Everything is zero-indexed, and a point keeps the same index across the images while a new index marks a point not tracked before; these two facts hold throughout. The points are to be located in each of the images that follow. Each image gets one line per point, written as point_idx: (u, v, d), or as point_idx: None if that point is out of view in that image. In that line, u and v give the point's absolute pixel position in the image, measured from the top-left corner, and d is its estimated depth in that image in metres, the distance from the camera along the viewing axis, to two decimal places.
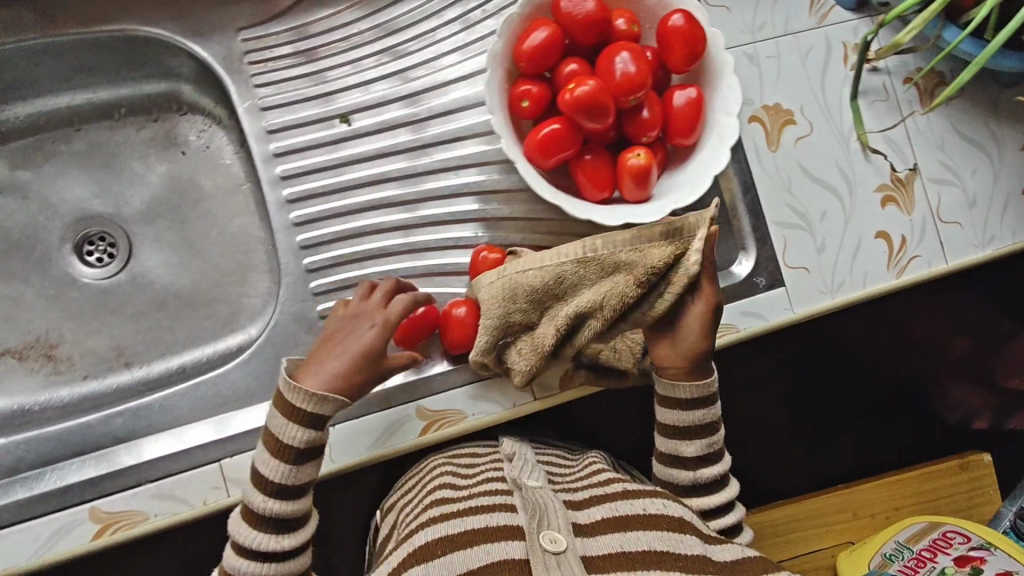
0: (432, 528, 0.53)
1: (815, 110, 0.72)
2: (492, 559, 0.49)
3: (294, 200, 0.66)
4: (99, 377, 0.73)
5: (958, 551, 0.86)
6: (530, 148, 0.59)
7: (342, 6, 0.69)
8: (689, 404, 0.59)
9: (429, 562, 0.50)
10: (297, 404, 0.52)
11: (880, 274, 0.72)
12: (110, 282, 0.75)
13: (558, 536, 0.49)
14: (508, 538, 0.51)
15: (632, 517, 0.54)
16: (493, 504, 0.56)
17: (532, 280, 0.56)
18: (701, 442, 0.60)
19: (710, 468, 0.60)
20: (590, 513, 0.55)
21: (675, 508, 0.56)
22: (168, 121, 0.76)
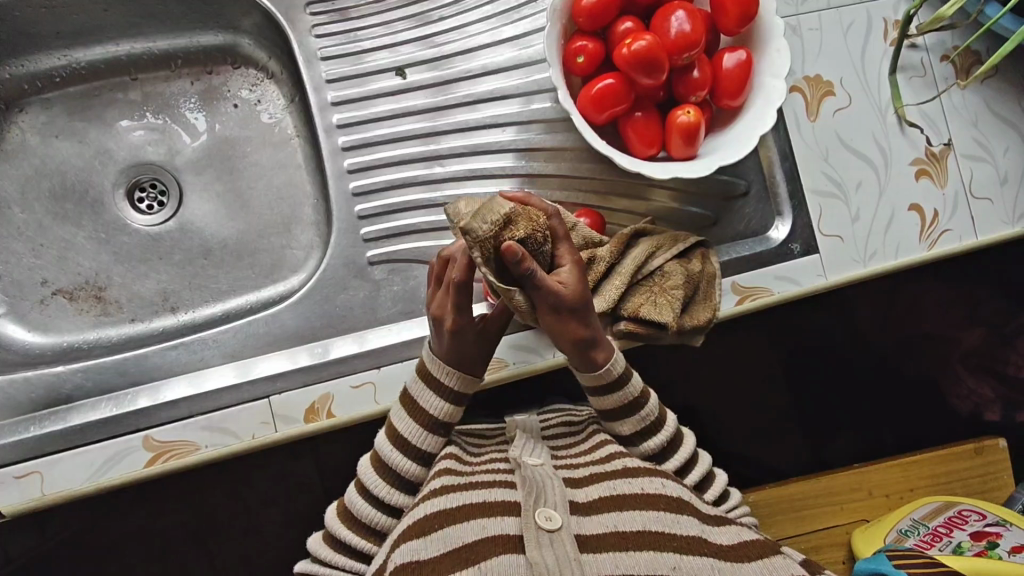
0: (435, 500, 0.54)
1: (853, 83, 0.74)
2: (486, 533, 0.50)
3: (348, 148, 0.69)
4: (145, 320, 0.75)
5: (974, 527, 0.87)
6: (584, 102, 0.61)
7: None
8: (603, 391, 0.59)
9: (426, 537, 0.51)
10: (438, 380, 0.58)
11: (912, 246, 0.73)
12: (159, 228, 0.77)
13: (554, 513, 0.50)
14: (504, 516, 0.51)
15: (627, 497, 0.54)
16: (494, 482, 0.56)
17: None
18: (634, 418, 0.61)
19: (653, 439, 0.61)
20: (588, 491, 0.55)
21: (673, 488, 0.56)
22: (222, 74, 0.78)
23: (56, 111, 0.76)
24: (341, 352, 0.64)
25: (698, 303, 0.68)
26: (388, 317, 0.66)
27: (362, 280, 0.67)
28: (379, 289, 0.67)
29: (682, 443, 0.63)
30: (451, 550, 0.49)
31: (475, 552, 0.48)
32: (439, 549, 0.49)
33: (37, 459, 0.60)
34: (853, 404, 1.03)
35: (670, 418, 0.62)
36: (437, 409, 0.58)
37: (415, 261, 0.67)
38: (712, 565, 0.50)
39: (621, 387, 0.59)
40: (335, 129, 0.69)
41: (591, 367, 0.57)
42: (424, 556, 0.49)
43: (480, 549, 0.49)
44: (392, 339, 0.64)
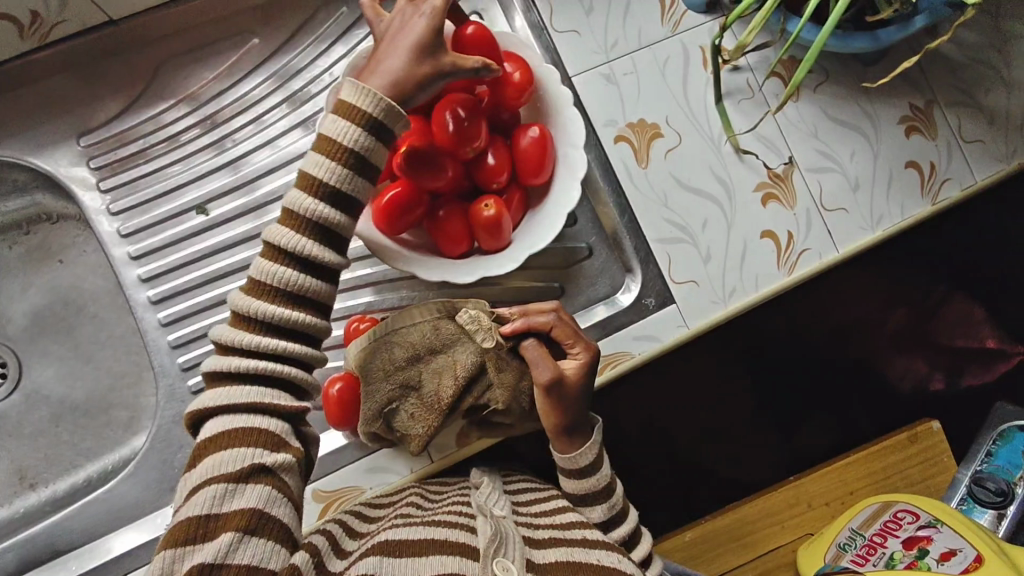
0: (398, 529, 0.48)
1: (680, 120, 0.71)
2: (444, 570, 0.44)
3: (159, 299, 0.64)
4: (4, 503, 0.71)
5: (908, 532, 0.83)
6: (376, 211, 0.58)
7: (197, 81, 0.67)
8: (586, 470, 0.56)
9: (382, 559, 0.45)
10: None
11: (771, 274, 0.70)
12: (4, 404, 0.73)
13: (512, 566, 0.45)
14: (462, 560, 0.45)
15: (584, 564, 0.49)
16: (457, 522, 0.50)
17: (410, 339, 0.55)
18: (603, 507, 0.57)
19: (620, 529, 0.57)
20: (545, 552, 0.50)
21: (629, 566, 0.52)
22: (40, 232, 0.74)
23: None
24: None
25: None
26: None
27: None
28: None
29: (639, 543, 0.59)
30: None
31: None
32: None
33: None
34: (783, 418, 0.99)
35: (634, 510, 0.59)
36: None
37: None
38: None
39: (596, 470, 0.57)
40: (139, 284, 0.64)
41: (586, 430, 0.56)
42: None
43: None
44: None
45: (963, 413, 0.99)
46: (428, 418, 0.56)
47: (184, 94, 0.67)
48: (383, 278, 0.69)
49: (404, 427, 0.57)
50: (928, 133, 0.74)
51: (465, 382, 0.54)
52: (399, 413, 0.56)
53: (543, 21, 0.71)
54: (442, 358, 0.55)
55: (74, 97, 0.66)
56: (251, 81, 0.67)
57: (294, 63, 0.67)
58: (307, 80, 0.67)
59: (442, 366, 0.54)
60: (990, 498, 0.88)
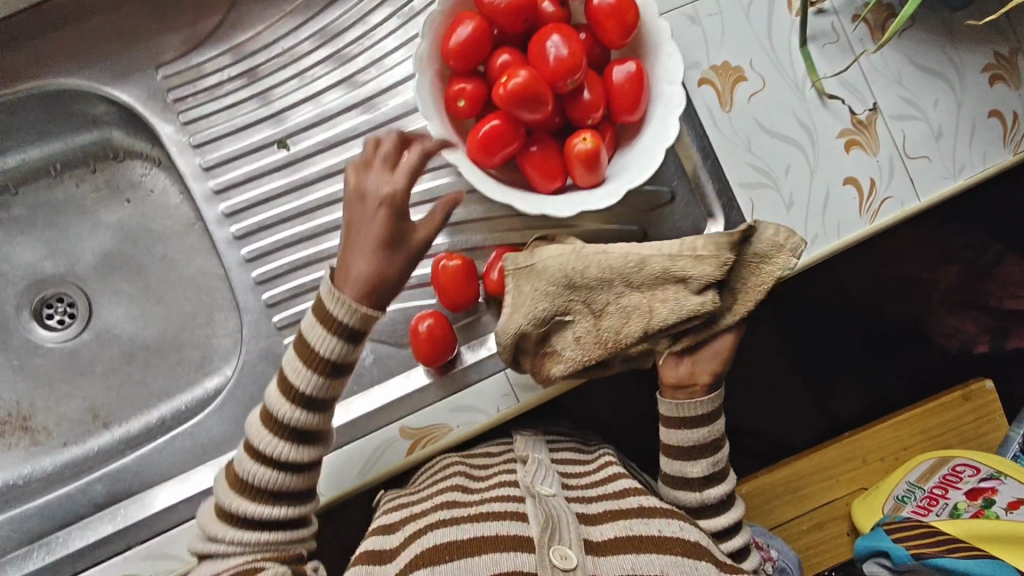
0: (446, 529, 0.50)
1: (764, 63, 0.69)
2: (500, 568, 0.47)
3: (243, 234, 0.64)
4: (79, 441, 0.72)
5: (970, 484, 0.84)
6: (471, 146, 0.57)
7: (262, 26, 0.65)
8: (709, 420, 0.58)
9: (434, 566, 0.47)
10: (278, 420, 0.50)
11: (853, 221, 0.70)
12: (75, 343, 0.73)
13: (569, 553, 0.47)
14: (518, 551, 0.48)
15: (644, 537, 0.51)
16: (508, 510, 0.53)
17: (602, 265, 0.57)
18: (707, 460, 0.58)
19: (715, 488, 0.58)
20: (602, 529, 0.52)
21: (691, 530, 0.53)
22: (106, 171, 0.73)
23: None
24: None
25: None
26: None
27: None
28: None
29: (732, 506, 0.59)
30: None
31: None
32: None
33: None
34: (834, 377, 1.00)
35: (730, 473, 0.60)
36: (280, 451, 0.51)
37: None
38: None
39: (711, 423, 0.58)
40: (222, 218, 0.64)
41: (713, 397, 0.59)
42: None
43: None
44: None
45: (1010, 373, 1.02)
46: (596, 347, 0.58)
47: (225, 43, 0.65)
48: (464, 219, 0.68)
49: (564, 348, 0.59)
50: (1013, 82, 0.73)
51: (669, 317, 0.56)
52: (566, 333, 0.59)
53: None
54: (634, 292, 0.57)
55: (146, 28, 0.65)
56: (313, 27, 0.65)
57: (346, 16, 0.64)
58: (359, 34, 0.64)
59: (629, 300, 0.57)
60: None
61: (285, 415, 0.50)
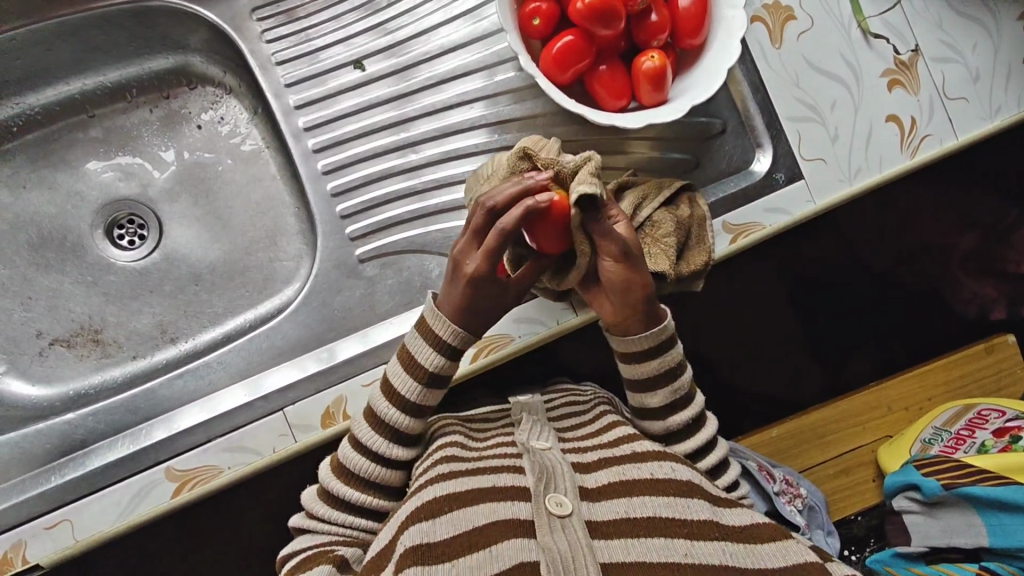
0: (445, 483, 0.52)
1: (813, 4, 0.73)
2: (498, 517, 0.48)
3: (320, 149, 0.68)
4: (146, 355, 0.74)
5: (996, 425, 0.87)
6: (545, 62, 0.60)
7: None
8: (653, 351, 0.58)
9: (435, 518, 0.49)
10: (382, 418, 0.56)
11: (894, 157, 0.73)
12: (145, 262, 0.76)
13: (564, 499, 0.48)
14: (517, 501, 0.49)
15: (637, 481, 0.51)
16: (504, 465, 0.54)
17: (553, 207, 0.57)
18: (664, 391, 0.59)
19: (680, 414, 0.59)
20: (597, 476, 0.53)
21: (683, 470, 0.53)
22: (179, 97, 0.77)
23: (19, 161, 0.75)
24: (341, 357, 0.63)
25: (693, 246, 0.67)
26: (387, 311, 0.65)
27: (356, 280, 0.66)
28: (374, 285, 0.66)
29: (702, 426, 0.61)
30: (461, 534, 0.48)
31: (489, 536, 0.47)
32: (450, 532, 0.48)
33: (64, 506, 0.60)
34: (862, 329, 1.03)
35: (696, 393, 0.61)
36: (375, 445, 0.56)
37: (406, 251, 0.66)
38: (724, 550, 0.47)
39: (659, 355, 0.58)
40: (302, 132, 0.68)
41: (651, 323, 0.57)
42: (436, 538, 0.47)
43: (493, 532, 0.47)
44: (396, 333, 0.63)
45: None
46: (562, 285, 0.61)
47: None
48: None
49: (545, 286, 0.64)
50: None
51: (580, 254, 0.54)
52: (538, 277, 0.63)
53: None
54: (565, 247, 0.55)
55: None
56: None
57: None
58: None
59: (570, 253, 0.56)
60: None
61: (390, 417, 0.56)
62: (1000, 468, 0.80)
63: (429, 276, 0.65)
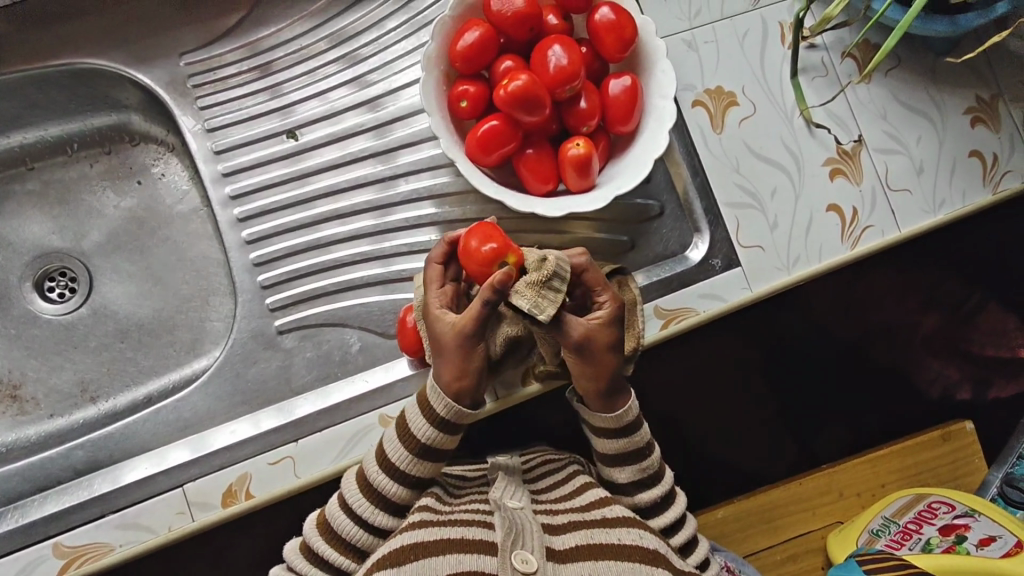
0: (413, 531, 0.50)
1: (757, 90, 0.73)
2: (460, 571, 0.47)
3: (247, 217, 0.67)
4: (64, 413, 0.72)
5: (944, 521, 0.84)
6: (469, 146, 0.60)
7: (281, 24, 0.69)
8: (615, 433, 0.59)
9: (398, 567, 0.47)
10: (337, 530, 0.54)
11: (835, 246, 0.72)
12: (71, 317, 0.75)
13: (531, 557, 0.47)
14: (483, 556, 0.48)
15: (605, 547, 0.50)
16: (473, 520, 0.52)
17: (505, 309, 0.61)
18: (632, 469, 0.60)
19: (651, 491, 0.59)
20: (564, 538, 0.51)
21: (652, 540, 0.52)
22: (122, 153, 0.76)
23: None
24: (252, 432, 0.61)
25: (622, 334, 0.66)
26: (302, 385, 0.64)
27: (273, 351, 0.65)
28: (291, 357, 0.64)
29: (671, 504, 0.60)
30: None
31: None
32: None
33: None
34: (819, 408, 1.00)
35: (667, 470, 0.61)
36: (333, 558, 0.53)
37: (326, 324, 0.65)
38: None
39: (626, 434, 0.59)
40: (229, 200, 0.67)
41: (615, 402, 0.58)
42: None
43: None
44: (308, 409, 0.62)
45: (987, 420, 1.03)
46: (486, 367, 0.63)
47: (241, 39, 0.69)
48: None
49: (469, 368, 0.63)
50: (993, 125, 0.76)
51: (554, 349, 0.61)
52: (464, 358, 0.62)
53: None
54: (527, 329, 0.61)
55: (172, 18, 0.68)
56: (332, 26, 0.69)
57: (374, 14, 0.69)
58: (372, 37, 0.68)
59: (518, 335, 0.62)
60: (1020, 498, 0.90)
61: (345, 527, 0.54)
62: (940, 570, 0.77)
63: (349, 350, 0.64)
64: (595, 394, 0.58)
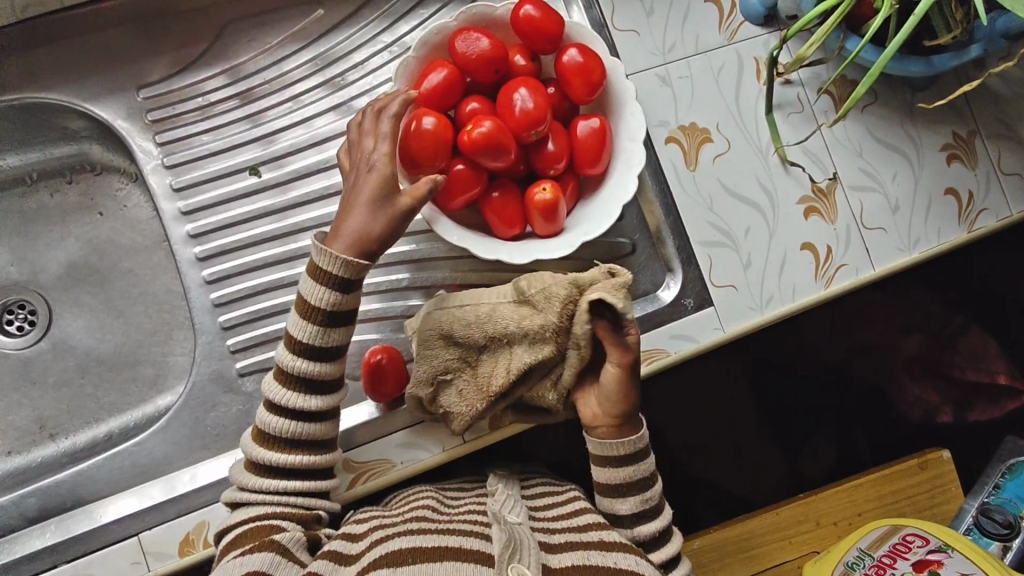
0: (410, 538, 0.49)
1: (731, 127, 0.72)
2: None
3: (208, 255, 0.65)
4: (22, 451, 0.71)
5: (918, 555, 0.81)
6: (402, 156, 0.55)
7: (251, 54, 0.67)
8: (617, 460, 0.56)
9: (394, 569, 0.46)
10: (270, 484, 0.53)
11: (808, 285, 0.71)
12: (30, 352, 0.73)
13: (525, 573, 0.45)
14: (478, 565, 0.46)
15: (600, 566, 0.48)
16: (471, 532, 0.51)
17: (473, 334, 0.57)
18: (636, 499, 0.56)
19: (649, 526, 0.56)
20: (561, 556, 0.49)
21: (647, 569, 0.50)
22: (83, 182, 0.74)
23: None
24: (211, 478, 0.60)
25: None
26: None
27: (234, 394, 0.63)
28: (252, 401, 0.63)
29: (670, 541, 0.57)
30: None
31: None
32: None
33: None
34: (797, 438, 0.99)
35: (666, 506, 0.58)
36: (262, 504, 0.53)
37: None
38: None
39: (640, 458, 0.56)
40: (189, 239, 0.66)
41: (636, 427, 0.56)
42: None
43: None
44: None
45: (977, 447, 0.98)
46: (477, 399, 0.59)
47: (204, 71, 0.68)
48: (426, 256, 0.68)
49: (450, 403, 0.60)
50: (970, 162, 0.75)
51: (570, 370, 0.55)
52: (450, 388, 0.59)
53: (604, 18, 0.72)
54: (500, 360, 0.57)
55: (134, 49, 0.67)
56: (296, 59, 0.67)
57: (343, 46, 0.67)
58: (339, 71, 0.67)
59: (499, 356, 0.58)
60: (996, 530, 0.84)
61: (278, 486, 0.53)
62: None
63: None
64: (616, 417, 0.55)
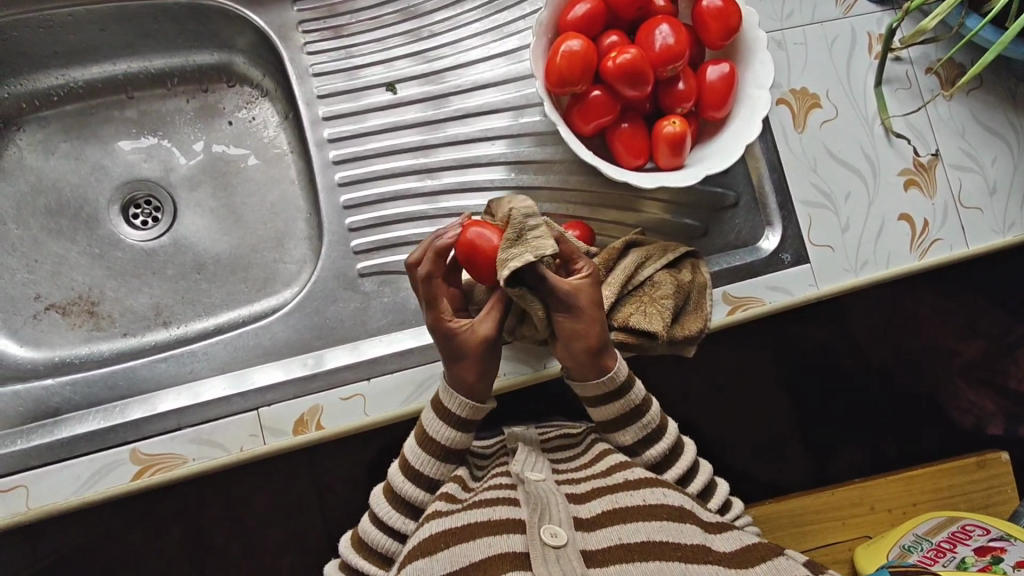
0: (443, 519, 0.50)
1: (840, 96, 0.74)
2: (493, 551, 0.47)
3: (339, 161, 0.70)
4: (137, 334, 0.75)
5: (978, 542, 0.81)
6: (547, 73, 0.60)
7: None
8: (603, 399, 0.57)
9: (433, 555, 0.48)
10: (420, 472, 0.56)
11: (903, 254, 0.73)
12: (154, 244, 0.77)
13: (559, 530, 0.47)
14: (512, 535, 0.48)
15: (631, 508, 0.51)
16: (499, 498, 0.52)
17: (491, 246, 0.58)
18: (634, 428, 0.58)
19: (656, 446, 0.58)
20: (591, 507, 0.52)
21: (676, 496, 0.53)
22: (218, 92, 0.79)
23: (53, 129, 0.77)
24: (327, 365, 0.63)
25: (690, 311, 0.67)
26: (378, 328, 0.66)
27: (352, 292, 0.67)
28: (369, 300, 0.67)
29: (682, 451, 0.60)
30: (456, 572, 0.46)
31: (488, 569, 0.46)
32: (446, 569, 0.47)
33: (25, 472, 0.60)
34: None
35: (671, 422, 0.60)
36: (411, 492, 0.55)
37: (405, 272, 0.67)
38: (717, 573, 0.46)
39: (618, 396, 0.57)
40: (326, 143, 0.70)
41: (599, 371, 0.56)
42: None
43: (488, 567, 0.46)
44: (381, 351, 0.64)
45: None
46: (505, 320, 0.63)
47: None
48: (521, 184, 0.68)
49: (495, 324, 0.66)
50: None
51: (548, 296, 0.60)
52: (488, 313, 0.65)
53: None
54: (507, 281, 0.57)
55: None
56: None
57: None
58: (477, 4, 0.71)
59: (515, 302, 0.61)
60: None
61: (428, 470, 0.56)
62: None
63: None
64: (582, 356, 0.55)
